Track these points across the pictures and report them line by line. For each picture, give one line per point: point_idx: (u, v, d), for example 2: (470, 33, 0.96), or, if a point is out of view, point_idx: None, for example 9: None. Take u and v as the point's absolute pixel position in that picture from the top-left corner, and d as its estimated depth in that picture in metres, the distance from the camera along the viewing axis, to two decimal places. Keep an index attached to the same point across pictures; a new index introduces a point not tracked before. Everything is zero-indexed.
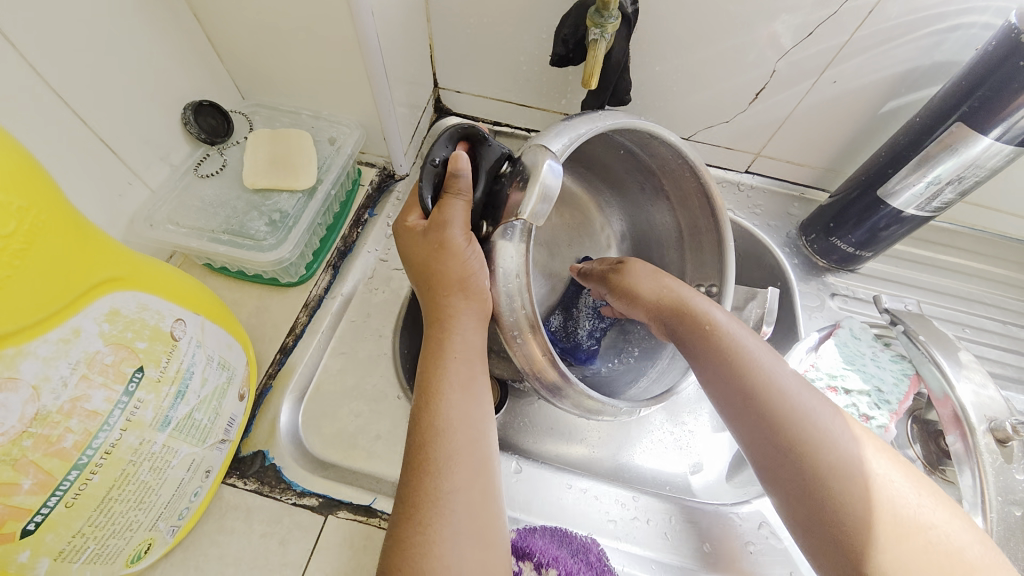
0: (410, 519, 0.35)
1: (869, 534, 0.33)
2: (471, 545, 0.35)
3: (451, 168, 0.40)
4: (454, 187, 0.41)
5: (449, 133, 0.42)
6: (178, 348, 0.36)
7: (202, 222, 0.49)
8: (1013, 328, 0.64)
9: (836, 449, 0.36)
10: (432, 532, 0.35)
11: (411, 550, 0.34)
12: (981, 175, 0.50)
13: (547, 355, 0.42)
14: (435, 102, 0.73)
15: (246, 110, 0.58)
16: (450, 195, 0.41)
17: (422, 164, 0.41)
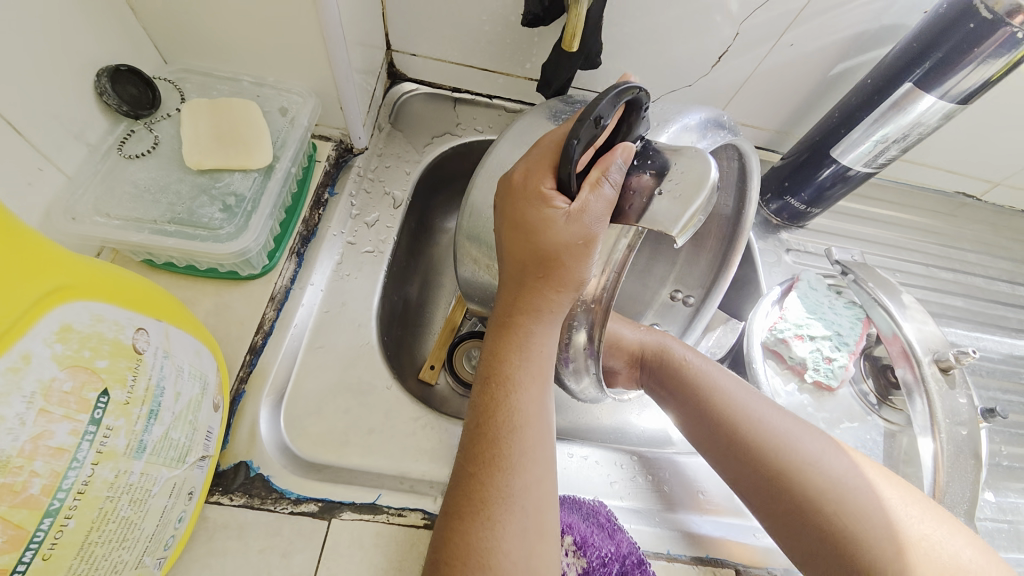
0: (475, 516, 0.34)
1: (890, 548, 0.37)
2: (537, 543, 0.34)
3: (623, 154, 0.34)
4: (613, 174, 0.34)
5: (620, 89, 0.33)
6: (145, 362, 0.31)
7: (140, 211, 0.41)
8: (933, 270, 0.73)
9: (831, 497, 0.40)
10: (501, 531, 0.33)
11: (476, 548, 0.33)
12: (922, 133, 0.54)
13: (599, 347, 0.43)
14: (388, 67, 0.67)
15: (171, 76, 0.50)
16: (606, 181, 0.34)
17: (586, 119, 0.32)
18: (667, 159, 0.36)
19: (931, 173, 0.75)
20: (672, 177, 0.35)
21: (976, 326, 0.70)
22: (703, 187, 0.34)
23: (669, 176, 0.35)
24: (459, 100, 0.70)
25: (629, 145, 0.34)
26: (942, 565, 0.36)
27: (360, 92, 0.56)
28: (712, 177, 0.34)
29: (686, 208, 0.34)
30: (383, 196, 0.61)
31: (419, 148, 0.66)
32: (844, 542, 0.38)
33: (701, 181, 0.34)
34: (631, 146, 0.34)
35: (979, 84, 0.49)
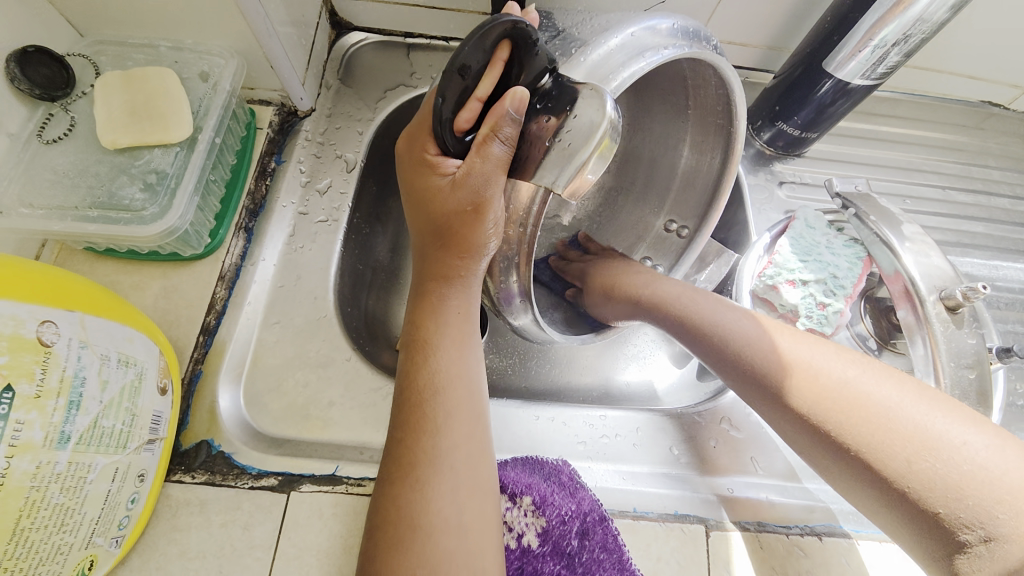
0: (406, 480, 0.35)
1: (858, 433, 0.35)
2: (467, 495, 0.35)
3: (509, 105, 0.32)
4: (498, 128, 0.32)
5: (491, 29, 0.30)
6: (55, 354, 0.31)
7: (61, 199, 0.41)
8: (950, 192, 0.65)
9: (817, 384, 0.38)
10: (430, 489, 0.34)
11: (407, 508, 0.34)
12: (927, 29, 0.47)
13: (526, 300, 0.43)
14: (330, 16, 0.61)
15: (86, 50, 0.47)
16: (491, 137, 0.33)
17: (449, 74, 0.31)
18: (576, 95, 0.32)
19: (952, 80, 0.66)
20: (571, 120, 0.31)
21: (995, 253, 0.63)
22: (595, 127, 0.30)
23: (567, 120, 0.31)
24: (413, 46, 0.65)
25: (520, 91, 0.31)
26: (951, 462, 0.31)
27: (291, 47, 0.52)
28: (607, 113, 0.30)
29: (576, 154, 0.31)
30: (335, 159, 0.58)
31: (372, 105, 0.61)
32: (849, 434, 0.35)
33: (591, 131, 0.30)
34: (521, 93, 0.31)
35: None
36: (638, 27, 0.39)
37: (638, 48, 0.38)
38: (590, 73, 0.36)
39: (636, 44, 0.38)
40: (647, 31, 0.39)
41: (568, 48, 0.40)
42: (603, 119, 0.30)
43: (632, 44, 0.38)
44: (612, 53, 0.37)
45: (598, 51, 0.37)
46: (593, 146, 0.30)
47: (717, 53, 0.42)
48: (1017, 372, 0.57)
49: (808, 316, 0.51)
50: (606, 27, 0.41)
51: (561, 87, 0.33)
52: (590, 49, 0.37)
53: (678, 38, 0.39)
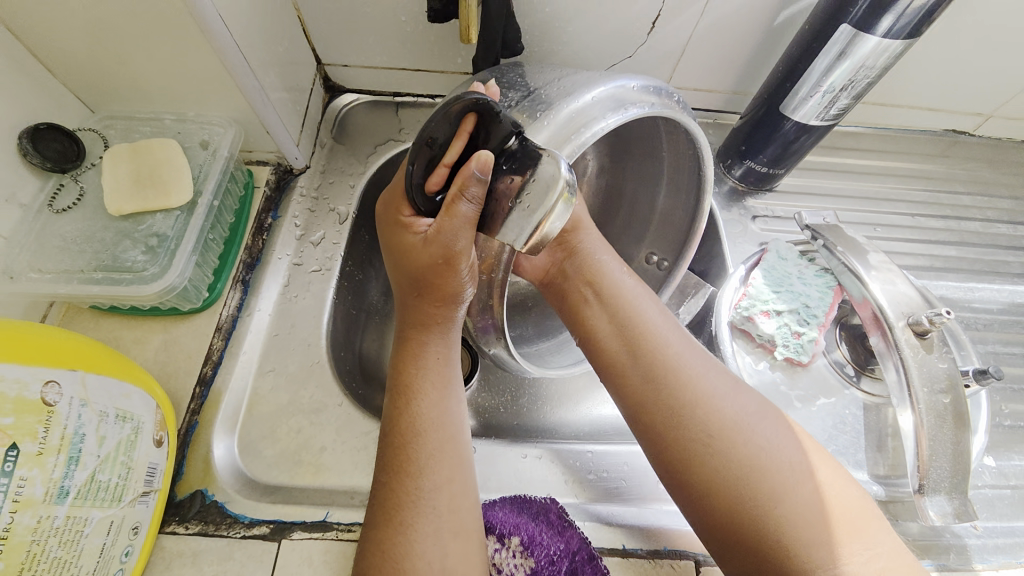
0: (392, 522, 0.36)
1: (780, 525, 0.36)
2: (450, 535, 0.36)
3: (473, 168, 0.34)
4: (464, 189, 0.35)
5: (451, 105, 0.33)
6: (57, 413, 0.33)
7: (69, 263, 0.44)
8: (920, 218, 0.68)
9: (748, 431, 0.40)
10: (414, 532, 0.35)
11: (393, 550, 0.35)
12: (873, 75, 0.50)
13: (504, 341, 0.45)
14: (323, 81, 0.66)
15: (97, 125, 0.51)
16: (458, 197, 0.35)
17: (417, 145, 0.35)
18: (537, 158, 0.34)
19: (911, 113, 0.69)
20: (531, 180, 0.34)
21: (970, 276, 0.65)
22: (552, 185, 0.33)
23: (529, 181, 0.34)
24: (401, 104, 0.69)
25: (484, 155, 0.34)
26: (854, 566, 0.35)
27: (286, 113, 0.56)
28: (560, 177, 0.33)
29: (535, 214, 0.34)
30: (328, 212, 0.61)
31: (363, 159, 0.65)
32: (765, 507, 0.37)
33: (547, 187, 0.33)
34: (484, 155, 0.34)
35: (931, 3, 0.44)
36: (603, 89, 0.41)
37: (601, 110, 0.40)
38: (551, 137, 0.39)
39: (598, 107, 0.40)
40: (610, 93, 0.41)
41: (534, 103, 0.42)
42: (559, 179, 0.33)
43: (594, 107, 0.40)
44: (578, 116, 0.40)
45: (561, 113, 0.40)
46: (548, 210, 0.34)
47: (681, 109, 0.45)
48: (1002, 393, 0.57)
49: (785, 346, 0.53)
50: (570, 82, 0.43)
51: (524, 147, 0.35)
52: (554, 111, 0.40)
53: (640, 100, 0.42)
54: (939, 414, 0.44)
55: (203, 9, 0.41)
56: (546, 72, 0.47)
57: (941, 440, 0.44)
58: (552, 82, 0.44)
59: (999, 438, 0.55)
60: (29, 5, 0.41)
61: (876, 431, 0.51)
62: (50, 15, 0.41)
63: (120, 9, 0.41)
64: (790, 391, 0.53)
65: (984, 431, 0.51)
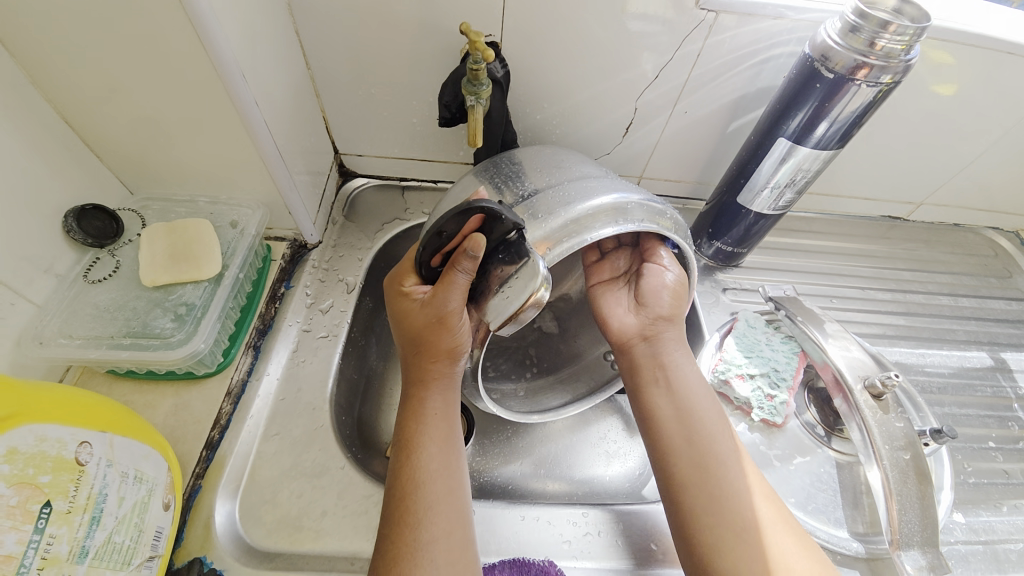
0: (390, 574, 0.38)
1: None
2: None
3: (467, 246, 0.41)
4: (459, 263, 0.42)
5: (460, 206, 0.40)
6: (87, 472, 0.34)
7: (99, 329, 0.47)
8: (870, 292, 0.76)
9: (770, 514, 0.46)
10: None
11: None
12: (810, 175, 0.60)
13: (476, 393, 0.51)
14: (339, 167, 0.74)
15: (136, 205, 0.57)
16: (452, 269, 0.42)
17: (429, 235, 0.42)
18: (527, 255, 0.40)
19: (852, 201, 0.80)
20: (519, 273, 0.41)
21: (920, 342, 0.72)
22: (534, 276, 0.39)
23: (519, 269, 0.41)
24: (408, 188, 0.77)
25: (477, 238, 0.41)
26: None
27: (305, 195, 0.63)
28: (538, 274, 0.39)
29: (513, 302, 0.41)
30: (337, 283, 0.66)
31: (371, 235, 0.72)
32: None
33: (529, 282, 0.40)
34: (476, 238, 0.40)
35: (853, 119, 0.54)
36: (601, 202, 0.49)
37: (595, 220, 0.48)
38: (546, 238, 0.46)
39: (591, 219, 0.48)
40: (607, 208, 0.49)
41: (534, 204, 0.49)
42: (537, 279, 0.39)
43: (588, 218, 0.48)
44: (571, 222, 0.47)
45: (558, 220, 0.47)
46: (523, 301, 0.40)
47: (671, 224, 0.52)
48: (963, 452, 0.62)
49: (760, 408, 0.57)
50: (572, 189, 0.50)
51: (520, 243, 0.42)
52: (552, 215, 0.47)
53: (632, 219, 0.49)
54: (902, 470, 0.48)
55: (252, 116, 0.49)
56: (553, 169, 0.54)
57: (906, 494, 0.48)
58: (556, 184, 0.51)
59: (966, 497, 0.58)
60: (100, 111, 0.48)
61: (851, 489, 0.54)
62: (117, 117, 0.49)
63: (180, 114, 0.48)
64: (769, 451, 0.56)
65: (949, 488, 0.55)
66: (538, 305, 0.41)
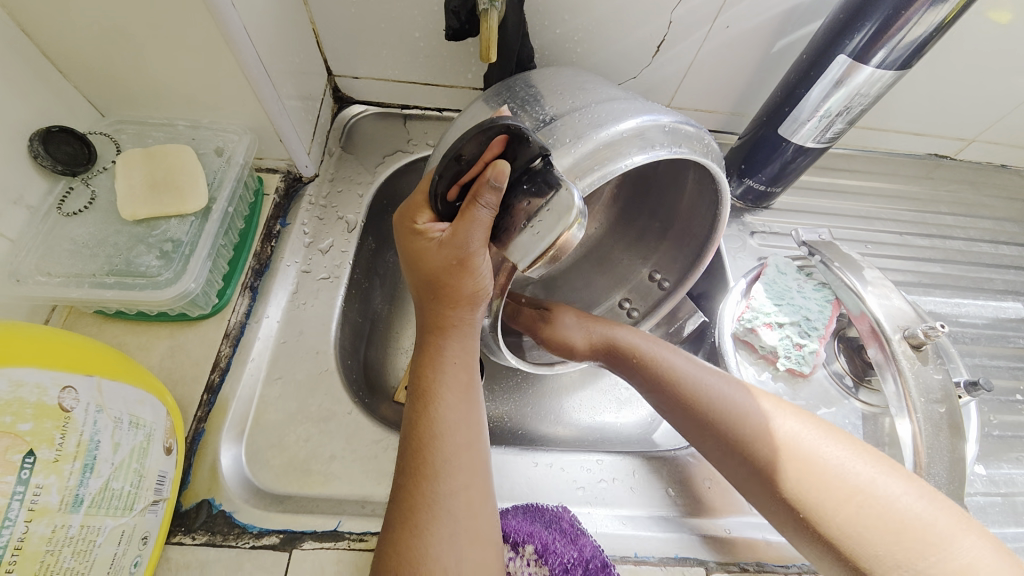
0: (408, 525, 0.36)
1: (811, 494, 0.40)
2: (469, 544, 0.37)
3: (490, 175, 0.36)
4: (480, 196, 0.37)
5: (484, 126, 0.35)
6: (73, 419, 0.32)
7: (79, 266, 0.43)
8: (908, 237, 0.71)
9: (796, 447, 0.42)
10: (430, 536, 0.36)
11: (411, 555, 0.35)
12: (867, 102, 0.53)
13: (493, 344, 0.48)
14: (333, 91, 0.67)
15: (109, 129, 0.51)
16: (473, 202, 0.37)
17: (446, 161, 0.37)
18: (556, 186, 0.36)
19: (898, 137, 0.73)
20: (548, 206, 0.36)
21: (956, 292, 0.68)
22: (567, 211, 0.35)
23: (549, 201, 0.36)
24: (410, 116, 0.70)
25: (501, 165, 0.36)
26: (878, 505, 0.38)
27: (297, 121, 0.56)
28: (573, 207, 0.35)
29: (543, 239, 0.37)
30: (336, 221, 0.61)
31: (371, 169, 0.66)
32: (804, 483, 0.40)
33: (561, 217, 0.36)
34: (501, 164, 0.36)
35: (926, 35, 0.47)
36: (633, 127, 0.43)
37: (627, 146, 0.42)
38: (573, 167, 0.41)
39: (623, 145, 0.42)
40: (639, 132, 0.43)
41: (557, 128, 0.43)
42: (573, 209, 0.35)
43: (620, 143, 0.42)
44: (601, 148, 0.42)
45: (588, 144, 0.42)
46: (556, 237, 0.36)
47: (708, 154, 0.47)
48: (990, 405, 0.60)
49: (786, 357, 0.54)
50: (601, 111, 0.44)
51: (548, 171, 0.37)
52: (580, 141, 0.42)
53: (667, 144, 0.44)
54: (937, 424, 0.46)
55: (228, 20, 0.42)
56: (575, 91, 0.48)
57: (938, 448, 0.45)
58: (582, 106, 0.45)
59: (988, 449, 0.57)
60: (49, 12, 0.41)
61: (874, 441, 0.53)
62: (71, 22, 0.42)
63: (144, 17, 0.41)
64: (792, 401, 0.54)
65: (976, 440, 0.53)
66: (569, 246, 0.38)
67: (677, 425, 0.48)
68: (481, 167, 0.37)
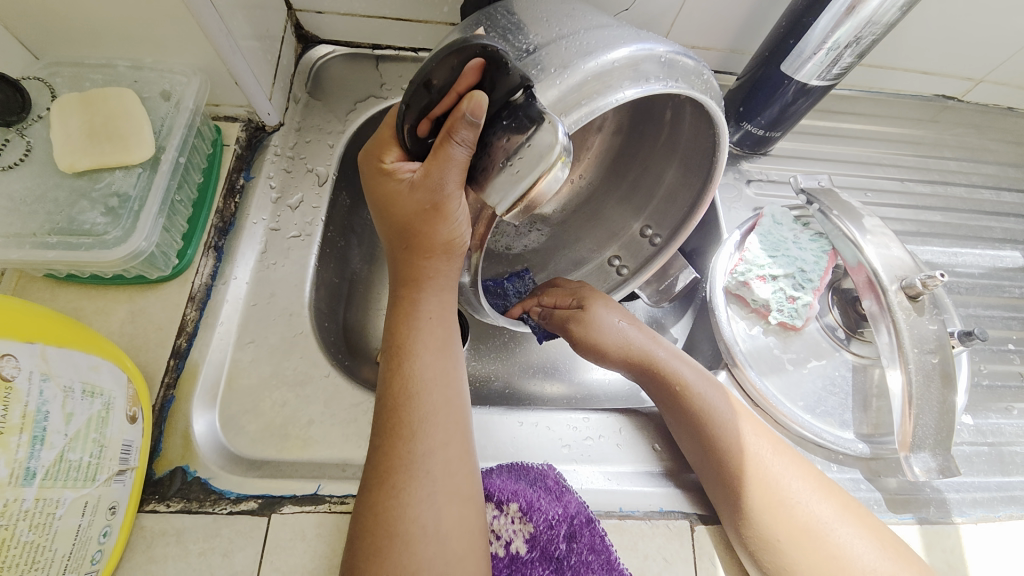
0: (384, 485, 0.35)
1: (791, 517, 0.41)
2: (447, 502, 0.36)
3: (465, 107, 0.32)
4: (456, 131, 0.33)
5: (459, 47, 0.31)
6: (16, 389, 0.30)
7: (17, 225, 0.39)
8: (909, 185, 0.68)
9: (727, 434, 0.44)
10: (407, 495, 0.35)
11: (387, 514, 0.35)
12: (877, 33, 0.49)
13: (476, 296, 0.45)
14: (295, 29, 0.60)
15: (39, 71, 0.45)
16: (447, 139, 0.33)
17: (414, 87, 0.32)
18: (538, 120, 0.32)
19: (905, 77, 0.68)
20: (528, 142, 0.32)
21: (954, 241, 0.66)
22: (548, 150, 0.32)
23: (530, 137, 0.32)
24: (382, 57, 0.64)
25: (478, 96, 0.32)
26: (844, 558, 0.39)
27: (255, 62, 0.51)
28: (557, 144, 0.31)
29: (523, 180, 0.33)
30: (305, 173, 0.57)
31: (342, 117, 0.61)
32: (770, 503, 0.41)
33: (544, 154, 0.32)
34: (478, 96, 0.32)
35: None
36: (624, 56, 0.39)
37: (617, 79, 0.39)
38: (558, 102, 0.37)
39: (614, 77, 0.38)
40: (633, 63, 0.39)
41: (542, 60, 0.38)
42: (555, 145, 0.31)
43: (610, 74, 0.38)
44: (588, 81, 0.38)
45: (576, 75, 0.37)
46: (535, 179, 0.33)
47: (707, 90, 0.43)
48: (982, 354, 0.59)
49: (779, 310, 0.53)
50: (589, 38, 0.40)
51: (529, 104, 0.32)
52: (566, 71, 0.37)
53: (661, 77, 0.40)
54: (927, 373, 0.45)
55: None
56: (561, 18, 0.43)
57: (928, 399, 0.45)
58: (569, 33, 0.40)
59: (977, 399, 0.56)
60: None
61: (862, 392, 0.52)
62: None
63: None
64: (783, 354, 0.53)
65: (965, 389, 0.52)
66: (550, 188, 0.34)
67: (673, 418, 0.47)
68: (453, 98, 0.33)
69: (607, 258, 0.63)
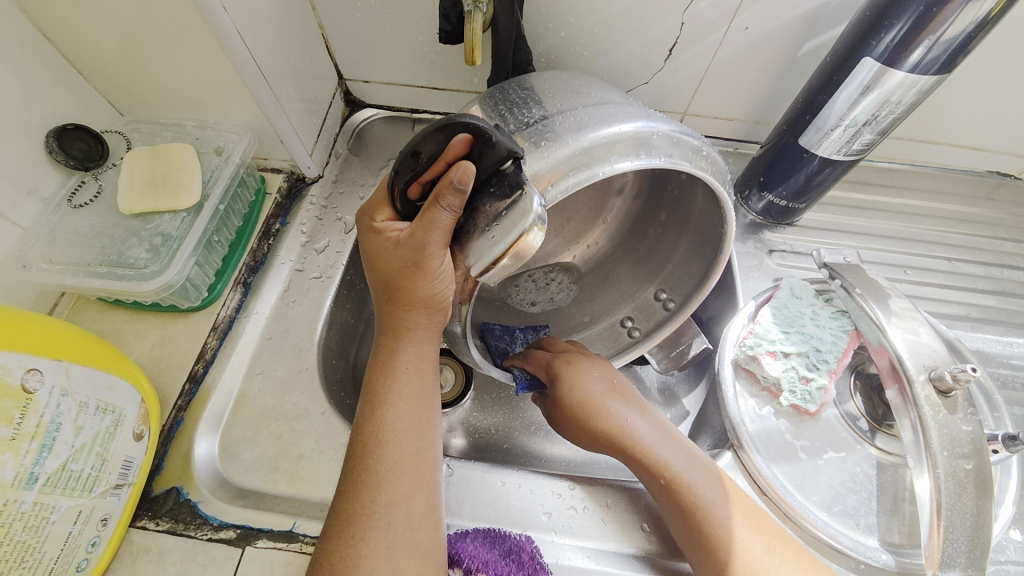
0: (344, 533, 0.36)
1: None
2: (405, 558, 0.36)
3: (453, 176, 0.35)
4: (442, 198, 0.36)
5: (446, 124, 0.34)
6: (36, 401, 0.34)
7: (77, 256, 0.46)
8: (957, 264, 0.63)
9: (717, 525, 0.41)
10: (365, 547, 0.36)
11: (341, 565, 0.35)
12: (899, 111, 0.47)
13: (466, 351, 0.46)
14: (345, 95, 0.68)
15: (123, 128, 0.53)
16: (435, 204, 0.36)
17: (402, 157, 0.36)
18: (519, 190, 0.35)
19: (951, 152, 0.64)
20: (508, 208, 0.35)
21: (1011, 329, 0.59)
22: (524, 215, 0.34)
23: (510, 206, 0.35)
24: (418, 120, 0.70)
25: (465, 166, 0.35)
26: None
27: (301, 124, 0.57)
28: (530, 213, 0.34)
29: (499, 243, 0.35)
30: (334, 222, 0.62)
31: (375, 172, 0.67)
32: None
33: (520, 221, 0.34)
34: (464, 166, 0.35)
35: (969, 33, 0.41)
36: (619, 132, 0.40)
37: (610, 152, 0.40)
38: (547, 171, 0.38)
39: (606, 150, 0.40)
40: (627, 137, 0.40)
41: (542, 131, 0.41)
42: (530, 214, 0.34)
43: (603, 148, 0.40)
44: (579, 152, 0.39)
45: (565, 148, 0.39)
46: (511, 242, 0.35)
47: (705, 165, 0.44)
48: None
49: (790, 392, 0.49)
50: (587, 115, 0.42)
51: (515, 175, 0.35)
52: (558, 144, 0.39)
53: (657, 152, 0.41)
54: (960, 482, 0.40)
55: (222, 26, 0.43)
56: (567, 93, 0.46)
57: (960, 511, 0.39)
58: (568, 109, 0.43)
59: None
60: (64, 21, 0.44)
61: (891, 494, 0.46)
62: (83, 27, 0.44)
63: (146, 22, 0.43)
64: (795, 441, 0.49)
65: (1012, 502, 0.45)
66: (529, 251, 0.36)
67: (662, 502, 0.44)
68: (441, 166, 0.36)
69: (622, 320, 0.61)
